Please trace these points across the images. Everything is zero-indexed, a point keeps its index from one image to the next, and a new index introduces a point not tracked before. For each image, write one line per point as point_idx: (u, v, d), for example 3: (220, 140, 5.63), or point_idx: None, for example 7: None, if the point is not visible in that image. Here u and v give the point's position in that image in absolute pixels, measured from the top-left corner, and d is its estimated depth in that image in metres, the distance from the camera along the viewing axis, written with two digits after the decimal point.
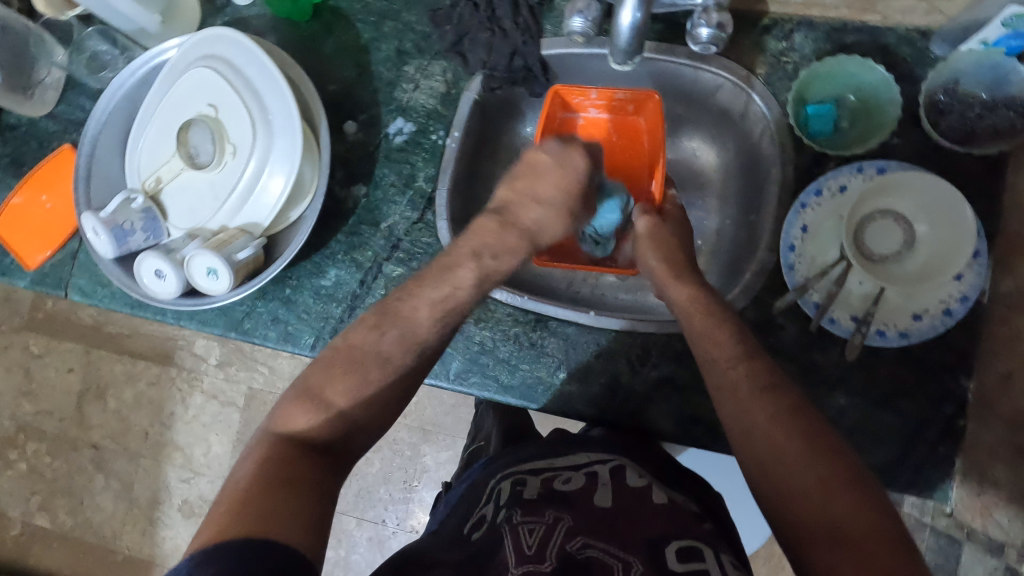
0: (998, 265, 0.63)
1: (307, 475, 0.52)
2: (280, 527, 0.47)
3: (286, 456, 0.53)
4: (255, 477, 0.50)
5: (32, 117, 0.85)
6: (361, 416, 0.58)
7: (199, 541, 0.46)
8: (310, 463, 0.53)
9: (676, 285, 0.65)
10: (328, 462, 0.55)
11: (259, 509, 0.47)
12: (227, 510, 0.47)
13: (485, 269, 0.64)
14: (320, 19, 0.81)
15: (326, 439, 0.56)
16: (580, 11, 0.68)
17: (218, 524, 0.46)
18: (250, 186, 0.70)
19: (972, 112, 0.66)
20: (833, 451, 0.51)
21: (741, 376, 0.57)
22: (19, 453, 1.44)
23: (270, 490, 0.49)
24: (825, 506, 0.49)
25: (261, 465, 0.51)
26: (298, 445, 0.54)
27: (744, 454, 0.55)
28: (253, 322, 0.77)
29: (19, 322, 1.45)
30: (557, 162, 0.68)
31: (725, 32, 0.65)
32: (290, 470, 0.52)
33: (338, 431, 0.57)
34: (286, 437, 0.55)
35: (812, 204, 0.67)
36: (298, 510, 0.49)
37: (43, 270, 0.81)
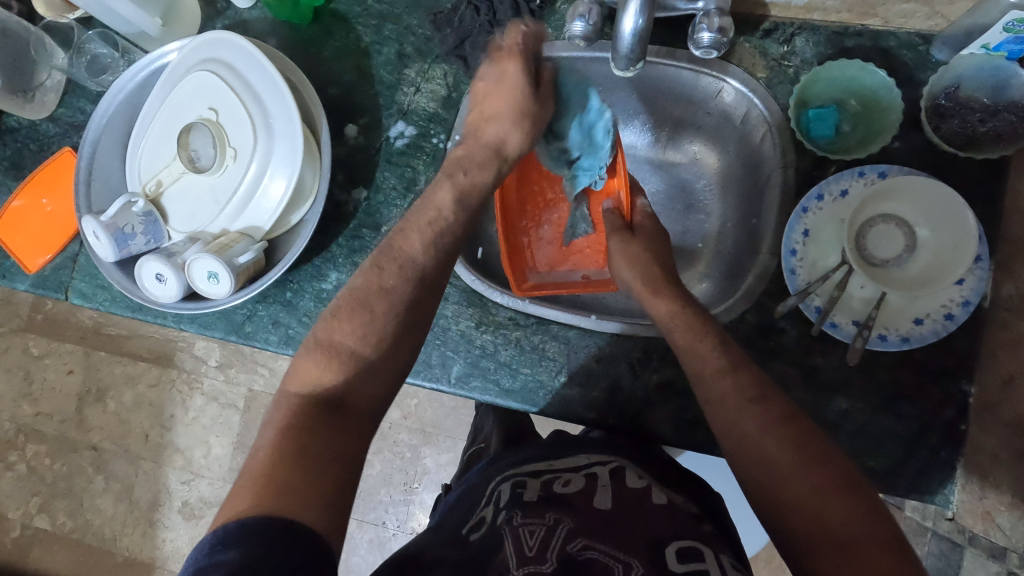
0: (999, 270, 0.63)
1: (326, 445, 0.51)
2: (302, 500, 0.46)
3: (307, 426, 0.52)
4: (272, 454, 0.49)
5: (32, 120, 0.85)
6: (373, 370, 0.58)
7: (226, 515, 0.45)
8: (325, 427, 0.53)
9: (657, 300, 0.66)
10: (344, 427, 0.54)
11: (278, 483, 0.47)
12: (250, 487, 0.47)
13: (459, 187, 0.65)
14: (320, 22, 0.81)
15: (342, 402, 0.55)
16: (580, 15, 0.66)
17: (240, 501, 0.46)
18: (252, 189, 0.70)
19: (973, 117, 0.66)
20: (825, 460, 0.51)
21: (726, 390, 0.57)
22: (19, 455, 1.44)
23: (291, 464, 0.49)
24: (823, 517, 0.49)
25: (279, 437, 0.51)
26: (318, 412, 0.54)
27: (741, 466, 0.55)
28: (254, 325, 0.77)
29: (19, 324, 1.45)
30: (495, 81, 0.66)
31: (727, 36, 0.64)
32: (307, 441, 0.51)
33: (350, 387, 0.56)
34: (302, 403, 0.54)
35: (813, 208, 0.68)
36: (320, 482, 0.49)
37: (43, 273, 0.81)
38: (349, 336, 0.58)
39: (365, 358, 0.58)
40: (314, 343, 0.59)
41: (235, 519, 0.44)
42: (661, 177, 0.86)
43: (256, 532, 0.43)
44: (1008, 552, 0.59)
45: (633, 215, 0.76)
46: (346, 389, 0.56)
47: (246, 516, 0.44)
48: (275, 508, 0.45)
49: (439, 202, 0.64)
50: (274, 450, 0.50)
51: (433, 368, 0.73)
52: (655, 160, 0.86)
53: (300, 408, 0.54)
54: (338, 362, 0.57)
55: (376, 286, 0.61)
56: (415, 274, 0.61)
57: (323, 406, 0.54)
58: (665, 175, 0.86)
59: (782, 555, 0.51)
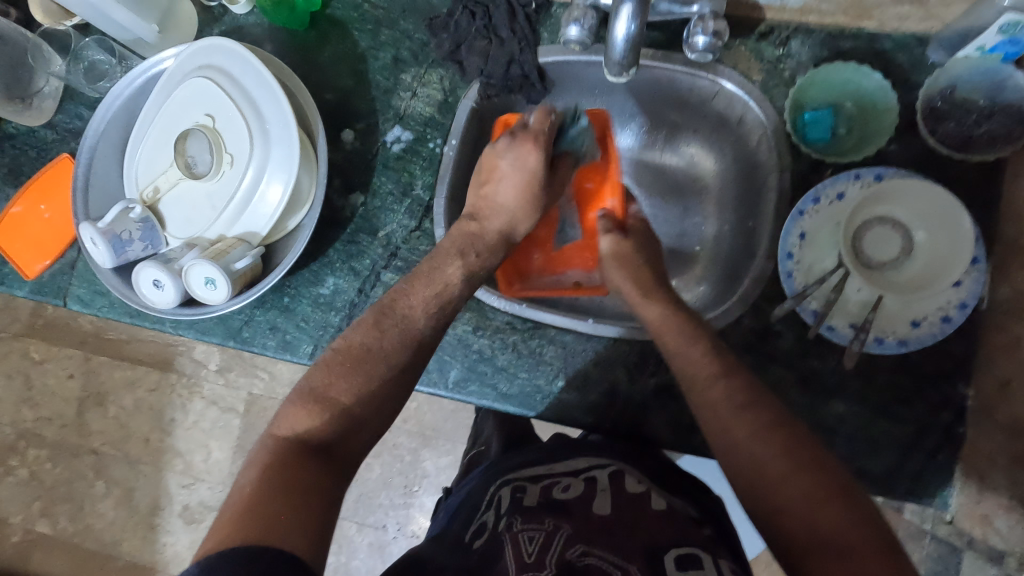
0: (996, 272, 0.63)
1: (309, 486, 0.51)
2: (283, 537, 0.46)
3: (289, 468, 0.51)
4: (256, 489, 0.49)
5: (30, 127, 0.85)
6: (361, 413, 0.58)
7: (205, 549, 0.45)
8: (312, 466, 0.52)
9: (648, 305, 0.66)
10: (329, 471, 0.53)
11: (257, 519, 0.46)
12: (228, 528, 0.46)
13: (470, 266, 0.67)
14: (316, 27, 0.81)
15: (328, 445, 0.55)
16: (576, 19, 0.66)
17: (221, 535, 0.46)
18: (249, 195, 0.70)
19: (969, 119, 0.66)
20: (815, 464, 0.51)
21: (718, 398, 0.56)
22: (20, 459, 1.44)
23: (277, 499, 0.48)
24: (816, 525, 0.48)
25: (264, 474, 0.51)
26: (301, 454, 0.53)
27: (733, 471, 0.54)
28: (252, 331, 0.77)
29: (19, 329, 1.45)
30: (513, 167, 0.71)
31: (721, 40, 0.65)
32: (290, 479, 0.50)
33: (338, 430, 0.56)
34: (289, 443, 0.54)
35: (809, 211, 0.67)
36: (301, 521, 0.48)
37: (41, 279, 0.81)
38: (336, 379, 0.58)
39: (352, 401, 0.58)
40: (302, 386, 0.59)
41: (210, 556, 0.43)
42: (658, 180, 0.86)
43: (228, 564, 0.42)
44: (1007, 555, 0.59)
45: (627, 216, 0.74)
46: (332, 434, 0.55)
47: (223, 552, 0.43)
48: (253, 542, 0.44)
49: (447, 276, 0.66)
50: (253, 491, 0.49)
51: (430, 372, 0.73)
52: (651, 163, 0.86)
53: (283, 449, 0.53)
54: (323, 406, 0.57)
55: (379, 324, 0.62)
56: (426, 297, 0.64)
57: (307, 448, 0.54)
58: (662, 176, 0.86)
59: (776, 556, 0.51)
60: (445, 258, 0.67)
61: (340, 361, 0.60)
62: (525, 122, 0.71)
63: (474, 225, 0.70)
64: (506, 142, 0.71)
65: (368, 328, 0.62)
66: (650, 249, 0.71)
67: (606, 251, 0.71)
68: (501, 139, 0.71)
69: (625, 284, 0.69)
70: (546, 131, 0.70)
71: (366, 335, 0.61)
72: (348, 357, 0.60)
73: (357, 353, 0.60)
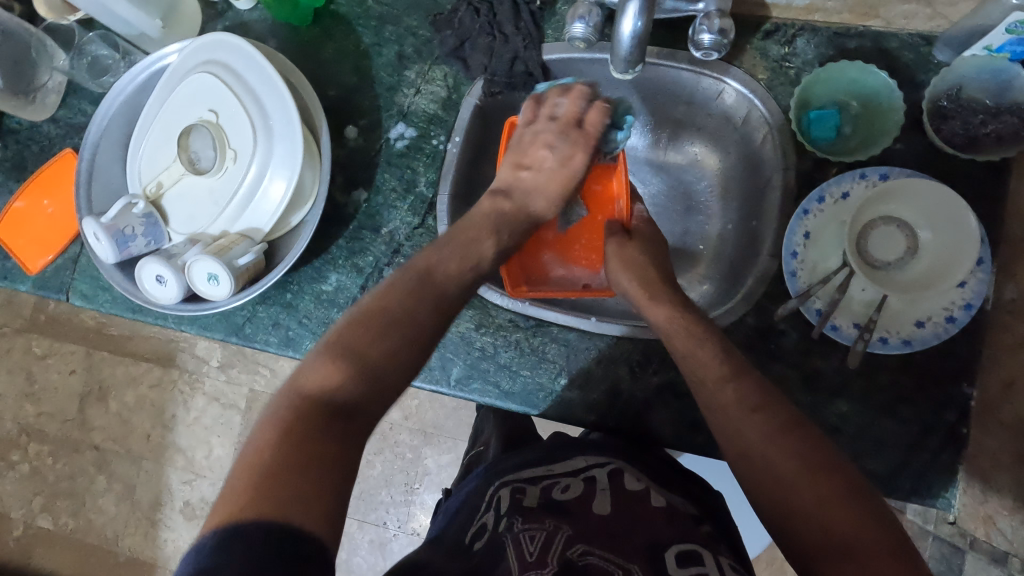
0: (1001, 272, 0.63)
1: (328, 451, 0.50)
2: (301, 506, 0.46)
3: (310, 430, 0.51)
4: (275, 451, 0.49)
5: (33, 122, 0.85)
6: (382, 377, 0.57)
7: (224, 511, 0.44)
8: (332, 430, 0.52)
9: (654, 307, 0.65)
10: (349, 435, 0.53)
11: (276, 485, 0.46)
12: (247, 488, 0.46)
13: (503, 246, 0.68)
14: (320, 23, 0.81)
15: (348, 407, 0.54)
16: (581, 17, 0.66)
17: (238, 498, 0.45)
18: (252, 191, 0.70)
19: (975, 119, 0.66)
20: (827, 466, 0.51)
21: (728, 401, 0.56)
22: (21, 455, 1.44)
23: (298, 464, 0.48)
24: (829, 527, 0.48)
25: (283, 434, 0.50)
26: (321, 415, 0.52)
27: (743, 474, 0.54)
28: (254, 327, 0.77)
29: (21, 324, 1.46)
30: (558, 158, 0.71)
31: (727, 37, 0.64)
32: (310, 443, 0.50)
33: (359, 393, 0.55)
34: (310, 403, 0.53)
35: (814, 210, 0.67)
36: (319, 488, 0.47)
37: (44, 274, 0.81)
38: (363, 340, 0.57)
39: (377, 364, 0.57)
40: (326, 343, 0.58)
41: (228, 526, 0.43)
42: (662, 178, 0.86)
43: (244, 537, 0.42)
44: (1010, 556, 0.59)
45: (631, 218, 0.76)
46: (355, 395, 0.55)
47: (242, 522, 0.43)
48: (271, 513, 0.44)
49: (482, 251, 0.66)
50: (273, 452, 0.49)
51: (432, 370, 0.73)
52: (654, 161, 0.86)
53: (303, 408, 0.53)
54: (348, 365, 0.56)
55: (410, 289, 0.61)
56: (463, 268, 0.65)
57: (328, 410, 0.53)
58: (666, 175, 0.86)
59: (786, 558, 0.51)
60: (482, 233, 0.67)
61: (368, 322, 0.59)
62: (580, 117, 0.72)
63: (506, 204, 0.70)
64: (557, 132, 0.71)
65: (400, 292, 0.61)
66: (658, 248, 0.72)
67: (611, 250, 0.72)
68: (544, 124, 0.72)
69: (630, 286, 0.69)
70: (596, 132, 0.71)
71: (397, 299, 0.60)
72: (375, 319, 0.59)
73: (386, 317, 0.59)
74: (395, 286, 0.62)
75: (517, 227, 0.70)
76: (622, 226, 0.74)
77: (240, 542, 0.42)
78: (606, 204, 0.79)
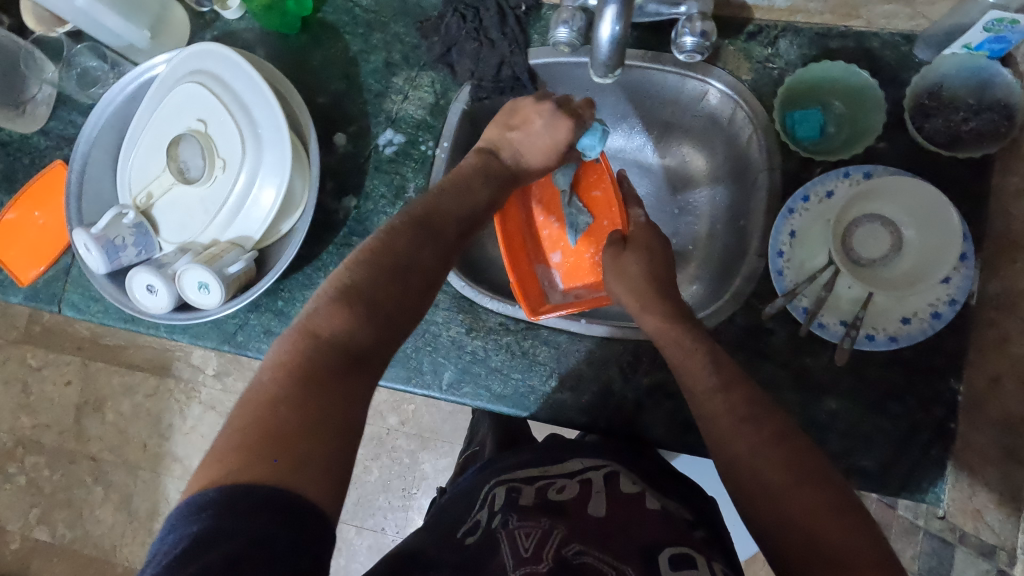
0: (986, 268, 0.64)
1: (336, 398, 0.49)
2: (310, 458, 0.45)
3: (319, 376, 0.50)
4: (281, 399, 0.47)
5: (23, 133, 0.85)
6: (387, 325, 0.56)
7: (229, 464, 0.43)
8: (340, 377, 0.51)
9: (645, 314, 0.65)
10: (357, 380, 0.52)
11: (283, 437, 0.45)
12: (255, 443, 0.44)
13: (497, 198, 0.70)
14: (308, 32, 0.81)
15: (354, 354, 0.53)
16: (565, 22, 0.66)
17: (242, 451, 0.44)
18: (241, 199, 0.70)
19: (957, 116, 0.66)
20: (816, 478, 0.50)
21: (717, 409, 0.56)
22: (18, 467, 1.44)
23: (305, 414, 0.47)
24: (815, 538, 0.47)
25: (290, 380, 0.49)
26: (330, 359, 0.51)
27: (733, 483, 0.54)
28: (246, 335, 0.77)
29: (16, 336, 1.46)
30: (545, 129, 0.71)
31: (709, 40, 0.65)
32: (316, 389, 0.49)
33: (365, 341, 0.54)
34: (316, 348, 0.52)
35: (799, 209, 0.68)
36: (324, 437, 0.47)
37: (36, 286, 0.81)
38: (370, 285, 0.57)
39: (383, 308, 0.57)
40: (332, 287, 0.57)
41: (238, 483, 0.42)
42: (651, 180, 0.87)
43: (247, 498, 0.41)
44: (998, 549, 0.56)
45: (628, 225, 0.74)
46: (363, 340, 0.54)
47: (253, 480, 0.42)
48: (277, 472, 0.43)
49: (477, 198, 0.68)
50: (284, 400, 0.47)
51: (424, 375, 0.74)
52: (643, 163, 0.87)
53: (311, 353, 0.51)
54: (355, 309, 0.55)
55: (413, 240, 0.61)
56: (465, 216, 0.66)
57: (338, 355, 0.52)
58: (655, 176, 0.86)
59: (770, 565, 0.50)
60: (475, 183, 0.69)
61: (372, 266, 0.58)
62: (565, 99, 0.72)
63: (494, 159, 0.72)
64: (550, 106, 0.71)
65: (403, 237, 0.61)
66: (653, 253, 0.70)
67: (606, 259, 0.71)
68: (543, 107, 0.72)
69: (621, 293, 0.69)
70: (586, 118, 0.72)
71: (400, 245, 0.60)
72: (381, 266, 0.58)
73: (389, 262, 0.59)
74: (398, 233, 0.61)
75: (506, 184, 0.72)
76: (619, 235, 0.73)
77: (249, 504, 0.41)
78: (607, 210, 0.78)
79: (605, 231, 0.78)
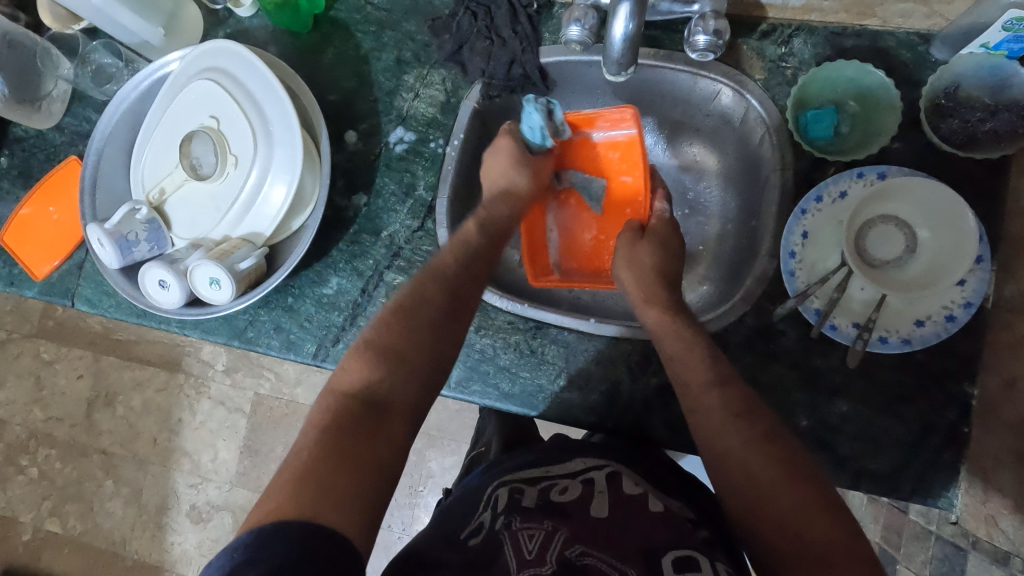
0: (1001, 270, 0.63)
1: (365, 451, 0.50)
2: (339, 503, 0.46)
3: (344, 424, 0.52)
4: (315, 450, 0.49)
5: (39, 130, 0.86)
6: (412, 376, 0.57)
7: (264, 511, 0.45)
8: (367, 429, 0.52)
9: (647, 309, 0.65)
10: (383, 425, 0.53)
11: (314, 482, 0.46)
12: (287, 488, 0.46)
13: (481, 219, 0.70)
14: (320, 29, 0.82)
15: (383, 406, 0.54)
16: (577, 19, 0.65)
17: (277, 497, 0.46)
18: (253, 196, 0.70)
19: (974, 116, 0.65)
20: (806, 478, 0.50)
21: (720, 411, 0.55)
22: (30, 459, 1.46)
23: (332, 461, 0.48)
24: (801, 536, 0.47)
25: (321, 434, 0.51)
26: (360, 412, 0.53)
27: (722, 484, 0.53)
28: (256, 331, 0.78)
29: (30, 329, 1.47)
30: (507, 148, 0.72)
31: (722, 39, 0.64)
32: (347, 441, 0.50)
33: (391, 393, 0.56)
34: (347, 402, 0.54)
35: (811, 210, 0.67)
36: (354, 484, 0.48)
37: (50, 280, 0.82)
38: (389, 337, 0.59)
39: (402, 355, 0.58)
40: (361, 346, 0.59)
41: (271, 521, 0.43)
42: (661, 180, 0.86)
43: (281, 532, 0.42)
44: (1012, 556, 0.59)
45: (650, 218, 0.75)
46: (385, 386, 0.56)
47: (282, 517, 0.43)
48: (306, 512, 0.44)
49: (465, 231, 0.68)
50: (317, 451, 0.49)
51: None
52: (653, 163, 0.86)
53: (342, 408, 0.53)
54: (381, 365, 0.57)
55: (426, 292, 0.62)
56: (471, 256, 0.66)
57: (360, 404, 0.54)
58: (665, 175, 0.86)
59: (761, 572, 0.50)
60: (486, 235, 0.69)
61: (393, 322, 0.60)
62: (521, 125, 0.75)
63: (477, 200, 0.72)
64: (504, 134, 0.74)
65: (422, 291, 0.62)
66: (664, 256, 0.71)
67: (622, 247, 0.72)
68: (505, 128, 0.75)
69: (630, 284, 0.69)
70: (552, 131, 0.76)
71: (419, 298, 0.62)
72: (402, 318, 0.60)
73: (410, 317, 0.60)
74: (415, 287, 0.63)
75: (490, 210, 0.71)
76: (638, 226, 0.74)
77: (281, 536, 0.42)
78: (632, 198, 0.80)
79: (628, 219, 0.80)
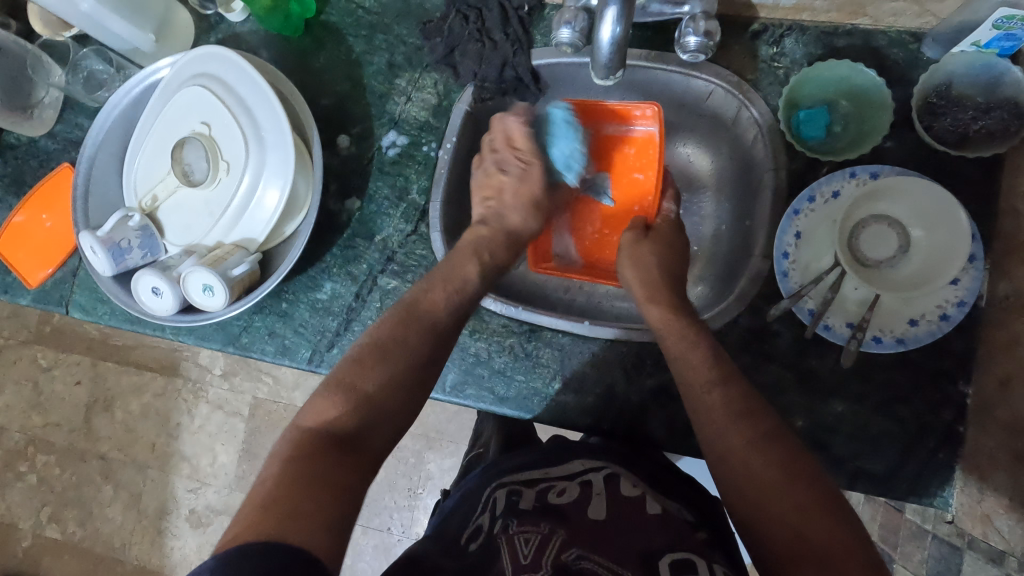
0: (995, 269, 0.63)
1: (332, 482, 0.49)
2: (305, 530, 0.44)
3: (310, 458, 0.50)
4: (280, 480, 0.48)
5: (32, 136, 0.86)
6: (383, 410, 0.57)
7: (225, 541, 0.43)
8: (335, 462, 0.51)
9: (651, 306, 0.66)
10: (350, 464, 0.52)
11: (279, 511, 0.45)
12: (250, 518, 0.45)
13: (485, 265, 0.70)
14: (311, 33, 0.82)
15: (351, 441, 0.53)
16: (567, 22, 0.64)
17: (241, 527, 0.44)
18: (245, 202, 0.70)
19: (966, 115, 0.65)
20: (808, 477, 0.50)
21: (713, 413, 0.55)
22: (29, 465, 1.46)
23: (297, 490, 0.47)
24: (804, 535, 0.46)
25: (287, 466, 0.50)
26: (327, 445, 0.52)
27: (725, 484, 0.53)
28: (251, 336, 0.78)
29: (27, 335, 1.47)
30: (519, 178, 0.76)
31: (713, 40, 0.64)
32: (314, 472, 0.49)
33: (361, 427, 0.55)
34: (315, 435, 0.53)
35: (805, 210, 0.67)
36: (320, 514, 0.46)
37: (44, 288, 0.82)
38: (361, 370, 0.58)
39: (374, 393, 0.57)
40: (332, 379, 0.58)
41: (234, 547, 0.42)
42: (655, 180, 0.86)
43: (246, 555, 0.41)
44: (1007, 555, 0.59)
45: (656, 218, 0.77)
46: (354, 424, 0.54)
47: (246, 542, 0.42)
48: (271, 535, 0.43)
49: (466, 274, 0.67)
50: (282, 482, 0.48)
51: None
52: None
53: (309, 440, 0.52)
54: (350, 398, 0.56)
55: (401, 325, 0.61)
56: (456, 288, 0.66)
57: (327, 440, 0.52)
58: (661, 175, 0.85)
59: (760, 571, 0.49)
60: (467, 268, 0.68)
61: (365, 354, 0.59)
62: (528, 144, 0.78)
63: (486, 231, 0.74)
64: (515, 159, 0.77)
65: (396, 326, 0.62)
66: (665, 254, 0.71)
67: (624, 246, 0.74)
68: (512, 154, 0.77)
69: (632, 278, 0.71)
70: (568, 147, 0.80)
71: (393, 330, 0.61)
72: (378, 349, 0.60)
73: (383, 349, 0.60)
74: (389, 320, 0.62)
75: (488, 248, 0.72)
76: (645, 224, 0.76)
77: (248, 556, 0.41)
78: (641, 196, 0.83)
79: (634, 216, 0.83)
